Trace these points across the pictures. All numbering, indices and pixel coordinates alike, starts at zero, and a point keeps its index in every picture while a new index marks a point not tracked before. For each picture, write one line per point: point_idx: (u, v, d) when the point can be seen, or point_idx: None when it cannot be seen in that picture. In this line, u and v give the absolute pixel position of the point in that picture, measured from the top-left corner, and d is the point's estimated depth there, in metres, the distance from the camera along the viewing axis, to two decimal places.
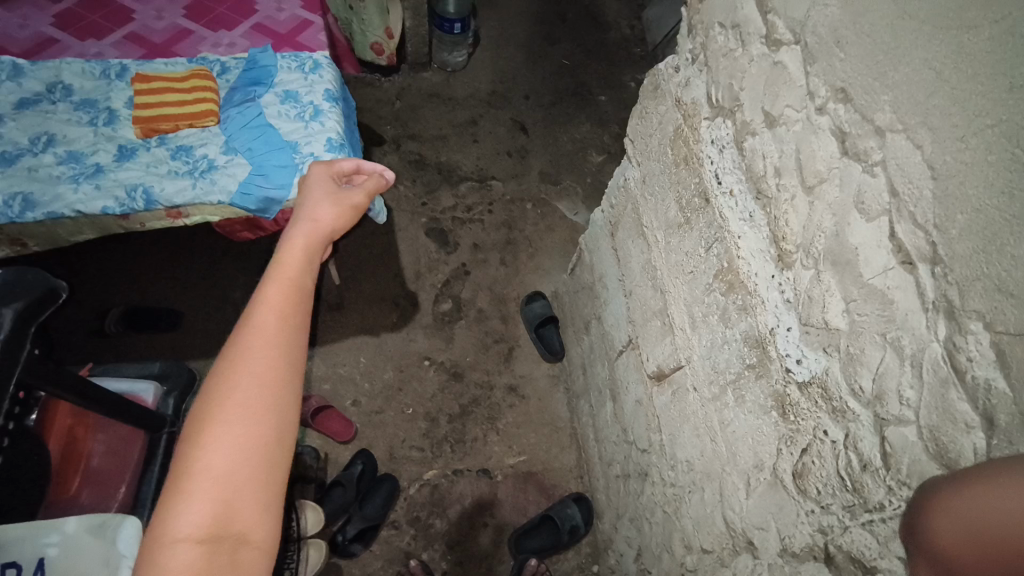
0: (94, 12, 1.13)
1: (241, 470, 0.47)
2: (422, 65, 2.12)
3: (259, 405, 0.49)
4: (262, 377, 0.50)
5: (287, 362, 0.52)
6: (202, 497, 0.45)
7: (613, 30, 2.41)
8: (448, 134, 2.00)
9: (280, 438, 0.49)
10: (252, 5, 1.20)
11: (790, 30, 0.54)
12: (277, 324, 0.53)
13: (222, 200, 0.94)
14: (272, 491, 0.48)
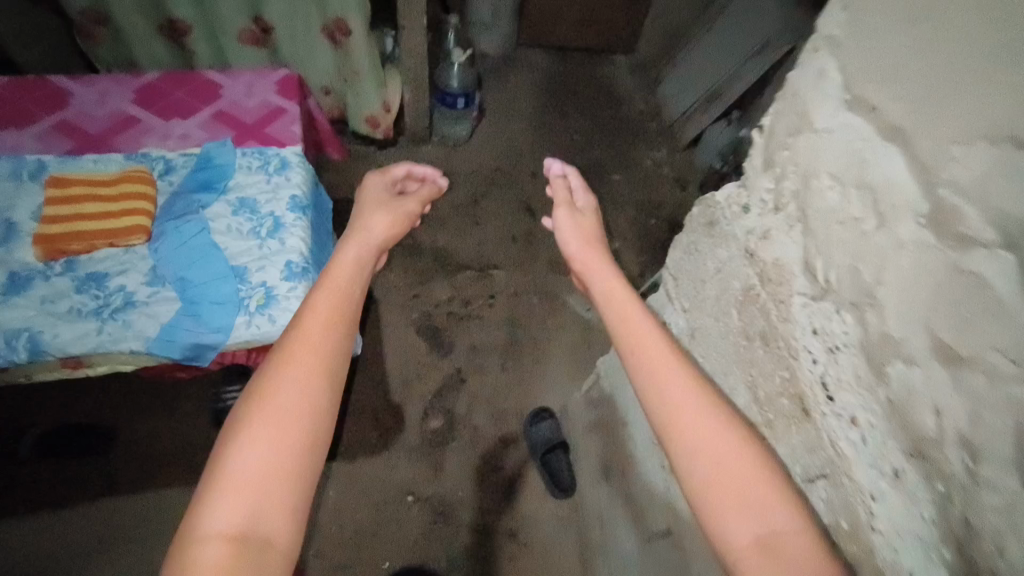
0: (23, 96, 0.96)
1: (270, 473, 0.56)
2: (422, 138, 1.97)
3: (292, 421, 0.59)
4: (301, 390, 0.60)
5: (319, 382, 0.62)
6: (236, 495, 0.55)
7: (626, 105, 2.30)
8: (446, 215, 1.83)
9: (307, 451, 0.58)
10: (216, 89, 1.03)
11: (998, 229, 0.34)
12: (305, 359, 0.62)
13: (134, 347, 0.73)
14: (296, 504, 0.56)
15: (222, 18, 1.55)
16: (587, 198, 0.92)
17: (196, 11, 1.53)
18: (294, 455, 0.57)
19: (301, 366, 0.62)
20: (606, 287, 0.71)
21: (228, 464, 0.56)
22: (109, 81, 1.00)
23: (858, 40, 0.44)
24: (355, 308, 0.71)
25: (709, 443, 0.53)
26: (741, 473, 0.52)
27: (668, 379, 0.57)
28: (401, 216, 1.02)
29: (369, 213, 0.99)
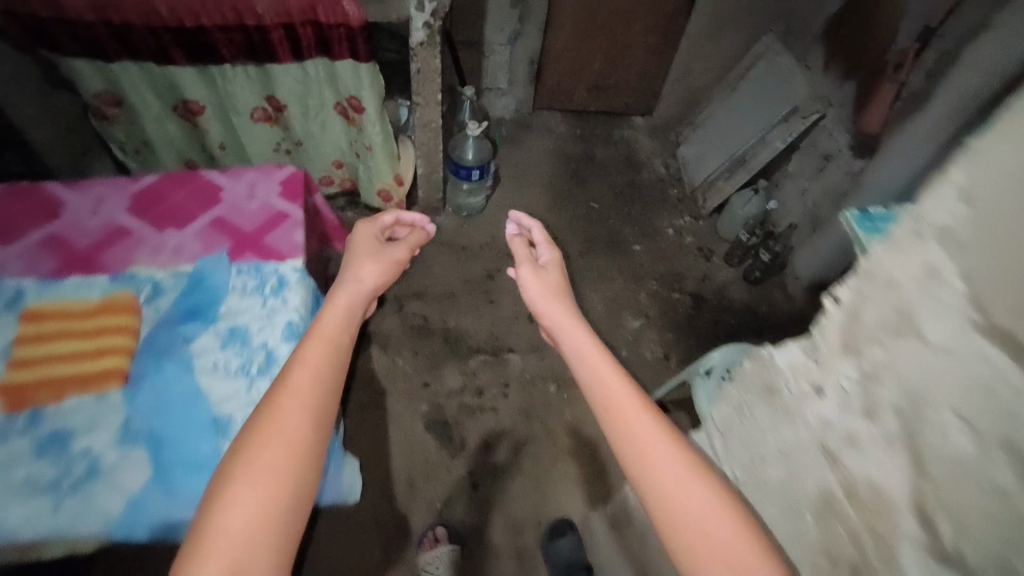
0: (18, 204, 0.94)
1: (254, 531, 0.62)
2: (435, 209, 1.91)
3: (278, 478, 0.66)
4: (289, 448, 0.68)
5: (307, 438, 0.70)
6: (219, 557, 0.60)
7: (645, 169, 2.23)
8: (458, 292, 1.75)
9: (288, 504, 0.65)
10: (217, 189, 0.98)
11: None
12: (287, 418, 0.70)
13: (91, 527, 0.74)
14: (275, 557, 0.62)
15: (236, 99, 1.52)
16: (550, 254, 1.00)
17: (210, 93, 1.51)
18: (278, 511, 0.64)
19: (289, 422, 0.70)
20: (567, 327, 0.81)
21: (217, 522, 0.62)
22: (108, 182, 0.97)
23: (984, 254, 0.41)
24: (342, 362, 0.79)
25: (689, 504, 0.58)
26: (705, 505, 0.58)
27: (626, 407, 0.65)
28: (393, 260, 1.04)
29: (362, 261, 1.00)
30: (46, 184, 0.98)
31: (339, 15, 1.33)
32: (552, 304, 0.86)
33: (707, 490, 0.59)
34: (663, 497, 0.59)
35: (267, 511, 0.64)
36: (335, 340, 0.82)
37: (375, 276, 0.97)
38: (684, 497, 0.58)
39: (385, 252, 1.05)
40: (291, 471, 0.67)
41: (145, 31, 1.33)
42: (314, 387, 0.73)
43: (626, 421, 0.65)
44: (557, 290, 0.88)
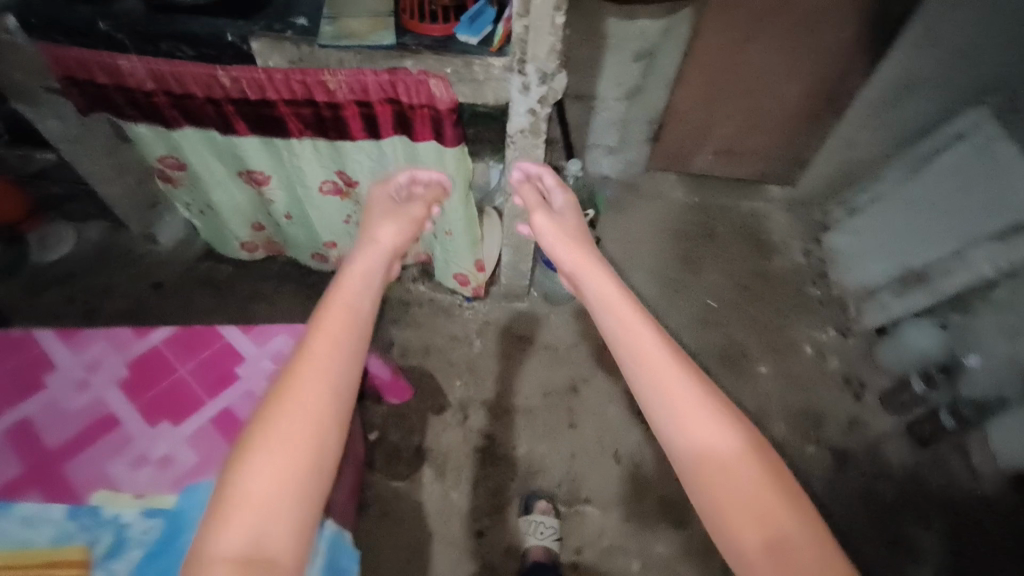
0: (16, 375, 1.02)
1: (275, 484, 0.67)
2: (517, 295, 1.62)
3: (298, 429, 0.71)
4: (309, 403, 0.74)
5: (322, 399, 0.74)
6: (243, 513, 0.65)
7: (777, 257, 1.80)
8: (534, 406, 1.46)
9: (321, 447, 0.71)
10: (230, 376, 1.03)
11: None
12: (304, 403, 0.73)
13: None
14: (292, 514, 0.67)
15: (304, 175, 1.33)
16: (564, 199, 1.15)
17: (278, 166, 1.33)
18: (312, 460, 0.70)
19: (310, 385, 0.75)
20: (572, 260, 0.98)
21: (238, 484, 0.67)
22: (114, 352, 1.05)
23: None
24: (358, 324, 0.84)
25: (710, 442, 0.66)
26: (751, 478, 0.64)
27: (644, 347, 0.76)
28: (410, 219, 1.10)
29: (379, 222, 1.08)
30: (43, 341, 1.06)
31: (425, 95, 1.10)
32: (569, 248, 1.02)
33: (720, 421, 0.68)
34: (692, 446, 0.67)
35: (287, 490, 0.68)
36: (338, 338, 0.80)
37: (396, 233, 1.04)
38: (718, 455, 0.66)
39: (401, 211, 1.12)
40: (313, 455, 0.71)
41: (207, 101, 1.16)
42: (330, 345, 0.79)
43: (649, 372, 0.74)
44: (571, 236, 1.03)
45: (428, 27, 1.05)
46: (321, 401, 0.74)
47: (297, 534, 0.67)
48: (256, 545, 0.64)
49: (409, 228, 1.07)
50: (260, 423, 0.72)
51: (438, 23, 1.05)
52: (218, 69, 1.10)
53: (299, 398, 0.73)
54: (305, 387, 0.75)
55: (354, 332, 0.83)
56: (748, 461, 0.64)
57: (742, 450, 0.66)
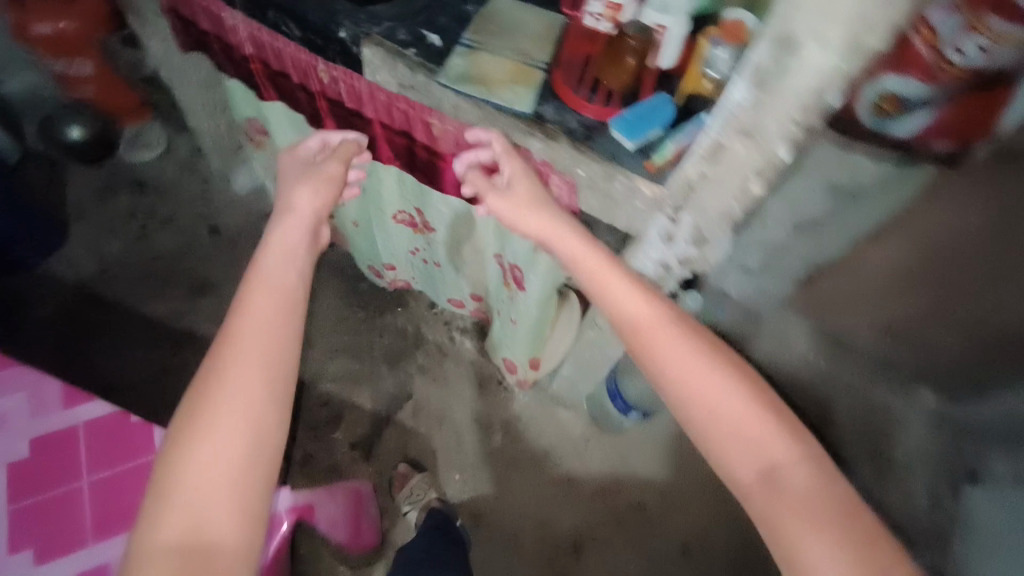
0: None
1: (216, 469, 0.60)
2: (564, 403, 1.39)
3: (235, 401, 0.63)
4: (240, 379, 0.65)
5: (254, 372, 0.66)
6: (177, 511, 0.58)
7: None
8: (524, 543, 1.26)
9: (263, 419, 0.64)
10: (125, 517, 0.84)
11: None
12: (239, 378, 0.65)
13: None
14: (238, 490, 0.60)
15: (381, 196, 1.14)
16: (512, 165, 0.87)
17: None
18: (252, 438, 0.63)
19: (237, 362, 0.66)
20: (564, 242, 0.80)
21: (175, 478, 0.60)
22: (23, 413, 0.89)
23: None
24: (293, 290, 0.74)
25: (703, 391, 0.64)
26: (749, 413, 0.62)
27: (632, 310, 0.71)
28: (326, 177, 0.89)
29: (291, 188, 0.88)
30: None
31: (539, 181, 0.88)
32: (528, 219, 0.85)
33: (706, 363, 0.66)
34: (686, 394, 0.65)
35: (245, 459, 0.62)
36: (273, 316, 0.69)
37: (317, 202, 0.86)
38: (710, 396, 0.64)
39: (314, 172, 0.90)
40: (256, 444, 0.63)
41: (301, 88, 1.00)
42: (264, 311, 0.70)
43: (645, 328, 0.69)
44: (532, 210, 0.85)
45: (580, 104, 0.82)
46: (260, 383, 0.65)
47: (239, 509, 0.60)
48: (200, 530, 0.58)
49: (328, 194, 0.88)
50: (195, 399, 0.64)
51: (594, 102, 0.81)
52: (321, 62, 0.93)
53: (231, 388, 0.64)
54: (238, 357, 0.66)
55: (291, 296, 0.73)
56: (737, 397, 0.63)
57: (734, 387, 0.64)
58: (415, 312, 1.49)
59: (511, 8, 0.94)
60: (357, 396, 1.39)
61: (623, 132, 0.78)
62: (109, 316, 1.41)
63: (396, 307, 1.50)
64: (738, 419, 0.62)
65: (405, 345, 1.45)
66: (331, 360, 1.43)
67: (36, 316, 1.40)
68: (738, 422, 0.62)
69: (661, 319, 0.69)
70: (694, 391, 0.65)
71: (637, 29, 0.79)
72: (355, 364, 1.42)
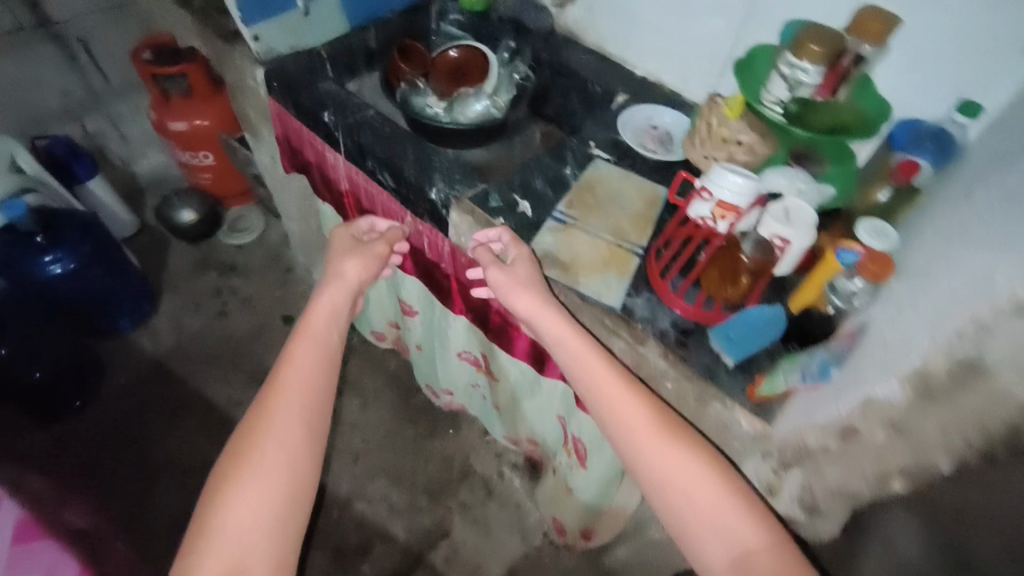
0: None
1: (259, 513, 0.62)
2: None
3: (280, 451, 0.66)
4: (284, 431, 0.67)
5: (297, 425, 0.68)
6: (217, 555, 0.60)
7: None
8: None
9: (303, 467, 0.67)
10: None
11: None
12: (287, 433, 0.67)
13: None
14: (275, 535, 0.63)
15: (447, 336, 1.09)
16: (519, 248, 0.78)
17: (426, 309, 1.11)
18: (296, 482, 0.66)
19: (286, 415, 0.68)
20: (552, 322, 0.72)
21: (218, 521, 0.61)
22: None
23: None
24: (333, 347, 0.77)
25: (686, 484, 0.62)
26: (726, 510, 0.61)
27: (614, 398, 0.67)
28: (373, 255, 0.88)
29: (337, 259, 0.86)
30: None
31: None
32: (533, 301, 0.73)
33: (689, 457, 0.64)
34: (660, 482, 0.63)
35: (287, 507, 0.64)
36: (310, 369, 0.73)
37: (359, 270, 0.85)
38: (683, 487, 0.62)
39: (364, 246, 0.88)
40: (293, 493, 0.65)
41: None
42: (310, 364, 0.73)
43: (626, 411, 0.66)
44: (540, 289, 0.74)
45: (675, 300, 0.74)
46: (298, 430, 0.68)
47: (276, 557, 0.62)
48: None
49: (374, 271, 0.87)
50: (243, 445, 0.66)
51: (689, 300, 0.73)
52: (409, 214, 0.93)
53: (270, 440, 0.66)
54: (285, 407, 0.68)
55: (330, 349, 0.76)
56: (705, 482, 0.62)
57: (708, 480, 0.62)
58: (466, 440, 1.42)
59: (612, 176, 0.91)
60: (390, 522, 1.30)
61: (727, 347, 0.69)
62: (167, 397, 1.40)
63: (449, 429, 1.44)
64: (711, 506, 0.61)
65: (450, 476, 1.37)
66: (372, 478, 1.36)
67: (108, 389, 1.41)
68: (709, 500, 0.61)
69: (652, 422, 0.65)
70: (676, 486, 0.63)
71: (755, 244, 0.72)
72: (396, 487, 1.35)
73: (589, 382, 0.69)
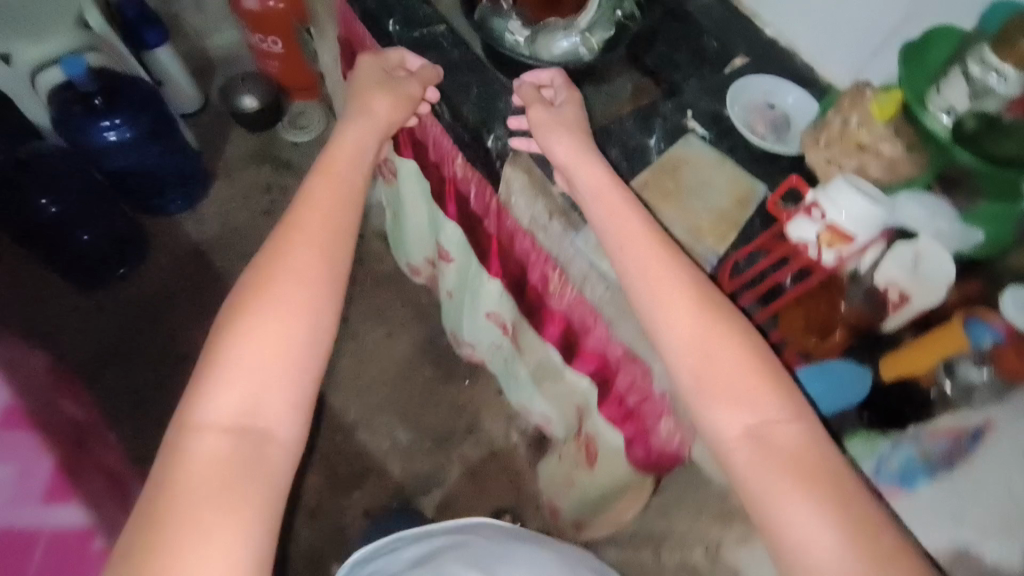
0: None
1: (278, 351, 0.58)
2: None
3: (298, 286, 0.61)
4: (302, 269, 0.62)
5: (315, 262, 0.62)
6: (233, 389, 0.56)
7: None
8: None
9: (321, 303, 0.61)
10: None
11: None
12: (305, 268, 0.62)
13: None
14: (291, 375, 0.58)
15: (478, 294, 1.01)
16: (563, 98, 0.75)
17: (463, 259, 1.02)
18: (314, 320, 0.60)
19: (304, 252, 0.62)
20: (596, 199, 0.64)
21: (233, 354, 0.57)
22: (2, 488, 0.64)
23: None
24: (359, 192, 0.70)
25: (741, 398, 0.53)
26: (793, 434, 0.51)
27: (664, 296, 0.57)
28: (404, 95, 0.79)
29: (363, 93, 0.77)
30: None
31: (637, 394, 0.68)
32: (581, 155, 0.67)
33: (747, 374, 0.54)
34: (710, 395, 0.54)
35: (302, 346, 0.59)
36: (333, 210, 0.66)
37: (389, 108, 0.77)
38: (737, 400, 0.53)
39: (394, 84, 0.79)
40: (314, 325, 0.60)
41: (434, 167, 0.89)
42: (333, 203, 0.67)
43: (674, 307, 0.56)
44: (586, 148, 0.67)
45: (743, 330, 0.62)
46: (316, 266, 0.62)
47: (291, 395, 0.58)
48: (252, 411, 0.56)
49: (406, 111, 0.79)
50: (258, 280, 0.60)
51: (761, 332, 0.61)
52: (459, 156, 0.81)
53: (289, 271, 0.61)
54: (303, 245, 0.63)
55: (354, 195, 0.69)
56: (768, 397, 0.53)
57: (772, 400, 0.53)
58: (481, 394, 1.39)
59: (701, 158, 0.76)
60: (390, 457, 1.32)
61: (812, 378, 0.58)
62: (206, 284, 1.43)
63: (466, 379, 1.40)
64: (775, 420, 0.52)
65: (457, 426, 1.35)
66: (380, 409, 1.37)
67: (153, 263, 1.44)
68: (772, 415, 0.52)
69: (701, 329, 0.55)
70: (727, 403, 0.53)
71: (865, 292, 0.61)
72: (402, 424, 1.35)
73: (634, 273, 0.59)
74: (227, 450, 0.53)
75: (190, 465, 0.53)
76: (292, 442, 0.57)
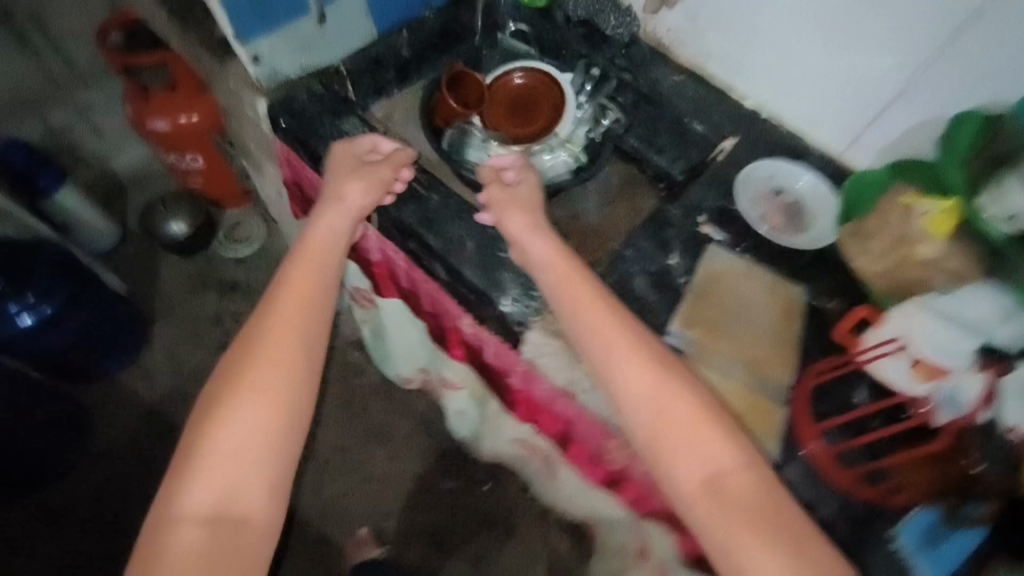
0: None
1: (253, 441, 0.52)
2: None
3: (272, 375, 0.55)
4: (278, 355, 0.56)
5: (292, 347, 0.57)
6: (209, 478, 0.51)
7: None
8: None
9: (296, 391, 0.55)
10: None
11: None
12: (280, 354, 0.56)
13: None
14: (266, 467, 0.52)
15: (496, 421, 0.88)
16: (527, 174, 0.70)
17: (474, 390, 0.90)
18: (287, 408, 0.54)
19: (280, 335, 0.57)
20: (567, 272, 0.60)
21: (206, 441, 0.52)
22: None
23: None
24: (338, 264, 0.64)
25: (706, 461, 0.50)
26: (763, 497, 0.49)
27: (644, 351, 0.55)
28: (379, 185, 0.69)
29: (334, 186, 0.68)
30: None
31: None
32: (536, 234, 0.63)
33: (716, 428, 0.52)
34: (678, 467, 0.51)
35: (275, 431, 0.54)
36: (309, 284, 0.61)
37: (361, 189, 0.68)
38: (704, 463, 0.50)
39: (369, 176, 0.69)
40: (282, 416, 0.54)
41: (432, 320, 0.79)
42: (308, 279, 0.61)
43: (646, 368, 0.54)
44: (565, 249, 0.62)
45: (861, 490, 0.59)
46: (292, 349, 0.56)
47: (265, 483, 0.52)
48: (228, 502, 0.50)
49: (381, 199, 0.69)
50: (237, 365, 0.55)
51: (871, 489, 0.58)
52: (465, 316, 0.70)
53: (267, 358, 0.56)
54: (280, 324, 0.57)
55: (332, 272, 0.63)
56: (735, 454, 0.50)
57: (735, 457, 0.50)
58: (506, 496, 1.25)
59: (732, 273, 0.70)
60: None
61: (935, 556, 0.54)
62: (169, 454, 1.23)
63: (487, 485, 1.26)
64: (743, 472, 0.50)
65: (491, 540, 1.22)
66: (405, 544, 1.21)
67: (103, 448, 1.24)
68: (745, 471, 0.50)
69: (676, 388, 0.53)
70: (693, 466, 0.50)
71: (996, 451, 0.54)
72: (431, 556, 1.20)
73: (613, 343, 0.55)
74: (203, 548, 0.48)
75: (169, 570, 0.47)
76: (270, 535, 0.52)
